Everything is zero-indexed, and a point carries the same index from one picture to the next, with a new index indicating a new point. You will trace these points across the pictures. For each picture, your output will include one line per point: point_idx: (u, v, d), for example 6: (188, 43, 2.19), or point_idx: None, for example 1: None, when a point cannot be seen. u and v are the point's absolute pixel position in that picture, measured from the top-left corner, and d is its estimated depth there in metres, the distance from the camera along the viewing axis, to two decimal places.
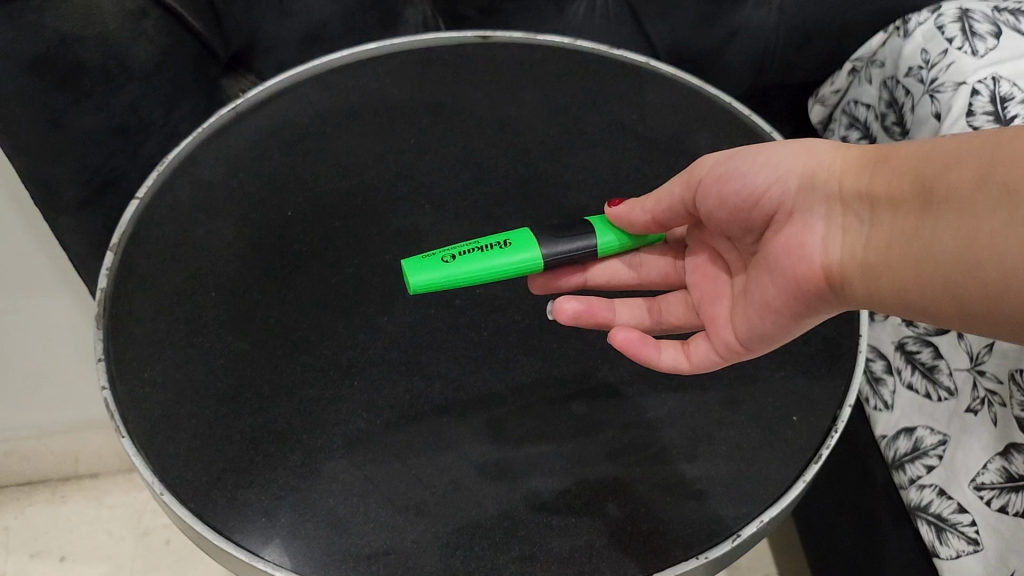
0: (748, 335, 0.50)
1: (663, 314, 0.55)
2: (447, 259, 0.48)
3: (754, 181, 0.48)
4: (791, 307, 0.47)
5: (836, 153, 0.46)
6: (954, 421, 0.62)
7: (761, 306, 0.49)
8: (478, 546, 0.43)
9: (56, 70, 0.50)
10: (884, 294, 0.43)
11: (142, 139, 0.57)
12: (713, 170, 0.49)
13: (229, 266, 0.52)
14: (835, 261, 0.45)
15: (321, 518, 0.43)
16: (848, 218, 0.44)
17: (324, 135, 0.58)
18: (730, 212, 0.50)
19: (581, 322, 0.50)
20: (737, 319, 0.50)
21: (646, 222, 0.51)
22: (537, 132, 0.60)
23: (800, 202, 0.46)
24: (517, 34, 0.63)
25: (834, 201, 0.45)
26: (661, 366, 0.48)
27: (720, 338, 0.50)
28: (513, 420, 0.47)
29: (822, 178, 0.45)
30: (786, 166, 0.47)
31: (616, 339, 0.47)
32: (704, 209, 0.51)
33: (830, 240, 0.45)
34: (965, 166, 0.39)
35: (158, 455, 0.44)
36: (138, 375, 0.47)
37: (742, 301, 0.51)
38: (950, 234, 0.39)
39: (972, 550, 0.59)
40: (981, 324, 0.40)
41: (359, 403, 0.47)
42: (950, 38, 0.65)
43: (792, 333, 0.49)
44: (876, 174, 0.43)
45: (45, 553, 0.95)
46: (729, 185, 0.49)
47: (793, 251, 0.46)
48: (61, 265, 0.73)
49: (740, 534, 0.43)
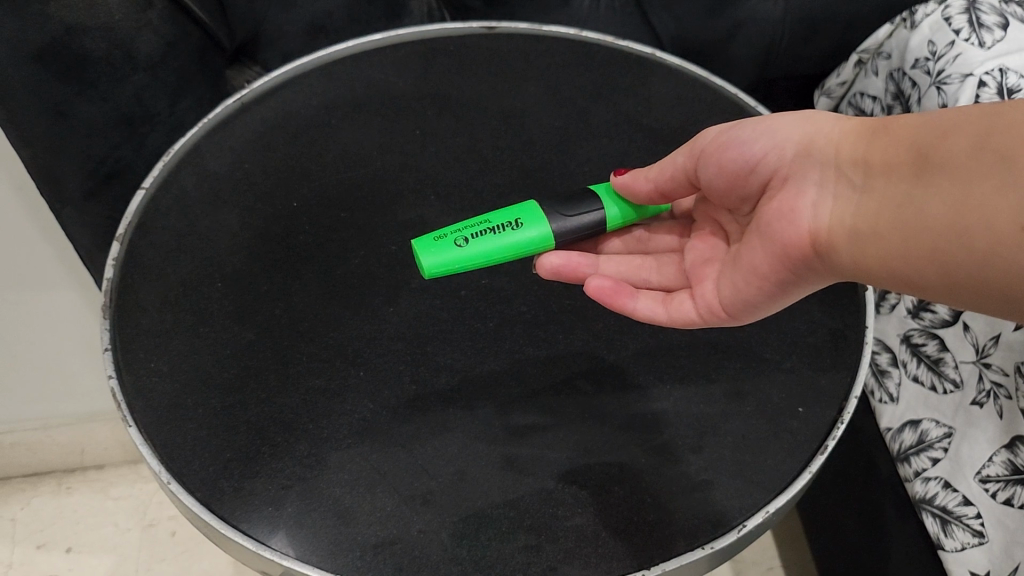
0: (732, 300, 0.50)
1: (654, 275, 0.57)
2: (460, 243, 0.48)
3: (753, 148, 0.49)
4: (777, 274, 0.48)
5: (836, 123, 0.47)
6: (959, 413, 0.62)
7: (748, 271, 0.50)
8: (484, 535, 0.43)
9: (61, 61, 0.50)
10: (869, 260, 0.44)
11: (147, 130, 0.57)
12: (715, 140, 0.51)
13: (234, 258, 0.52)
14: (822, 225, 0.46)
15: (328, 509, 0.43)
16: (839, 183, 0.45)
17: (329, 127, 0.58)
18: (728, 180, 0.51)
19: (562, 277, 0.51)
20: (722, 285, 0.51)
21: (649, 192, 0.52)
22: (542, 123, 0.60)
23: (796, 167, 0.47)
24: (522, 25, 0.63)
25: (828, 168, 0.46)
26: (637, 314, 0.50)
27: (704, 298, 0.51)
28: (520, 410, 0.47)
29: (819, 146, 0.47)
30: (786, 134, 0.48)
31: (590, 287, 0.49)
32: (704, 176, 0.51)
33: (821, 205, 0.46)
34: (961, 134, 0.40)
35: (164, 444, 0.45)
36: (144, 364, 0.47)
37: (731, 266, 0.52)
38: (943, 199, 0.40)
39: (977, 542, 0.59)
40: (965, 293, 0.40)
41: (364, 394, 0.47)
42: (957, 29, 0.65)
43: (780, 304, 0.50)
44: (872, 143, 0.45)
45: (51, 544, 0.95)
46: (728, 153, 0.50)
47: (784, 215, 0.47)
48: (67, 257, 0.73)
49: (745, 525, 0.43)
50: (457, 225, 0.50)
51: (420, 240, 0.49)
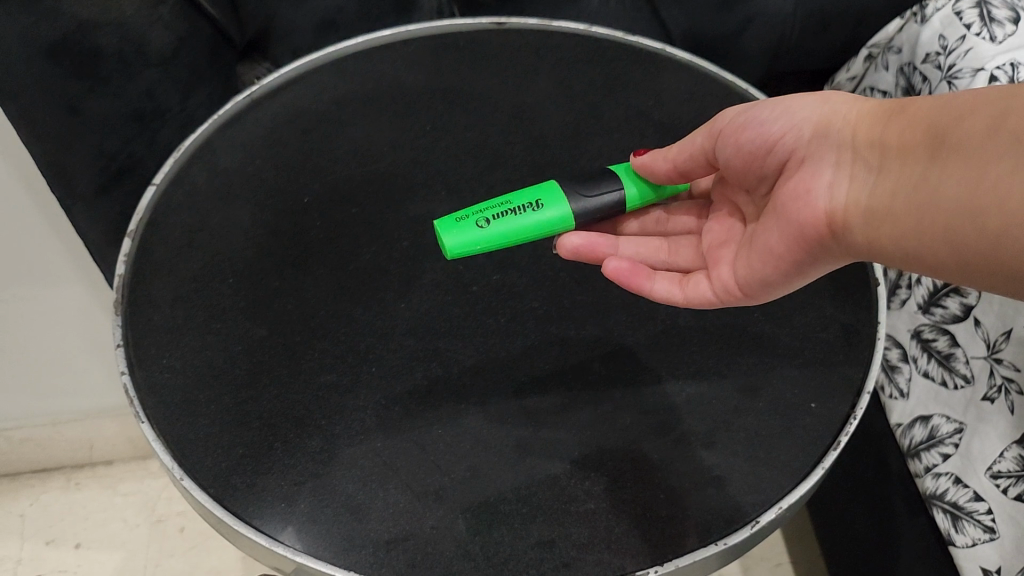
0: (748, 281, 0.50)
1: (672, 255, 0.57)
2: (481, 224, 0.49)
3: (771, 129, 0.49)
4: (793, 255, 0.48)
5: (854, 104, 0.47)
6: (970, 410, 0.61)
7: (764, 253, 0.50)
8: (497, 531, 0.43)
9: (74, 57, 0.50)
10: (884, 241, 0.44)
11: (158, 126, 0.58)
12: (733, 120, 0.51)
13: (246, 253, 0.52)
14: (838, 207, 0.46)
15: (341, 504, 0.43)
16: (856, 166, 0.45)
17: (340, 122, 0.58)
18: (745, 160, 0.51)
19: (581, 256, 0.51)
20: (738, 266, 0.51)
21: (668, 172, 0.52)
22: (552, 118, 0.60)
23: (812, 148, 0.47)
24: (531, 21, 0.63)
25: (844, 150, 0.46)
26: (654, 295, 0.51)
27: (721, 280, 0.52)
28: (533, 406, 0.47)
29: (836, 127, 0.47)
30: (804, 115, 0.48)
31: (609, 269, 0.50)
32: (720, 156, 0.52)
33: (836, 186, 0.46)
34: (976, 116, 0.40)
35: (177, 439, 0.45)
36: (156, 359, 0.47)
37: (747, 248, 0.52)
38: (956, 180, 0.40)
39: (988, 538, 0.59)
40: (978, 276, 0.40)
41: (377, 390, 0.47)
42: (968, 24, 0.64)
43: (796, 284, 0.50)
44: (889, 124, 0.44)
45: (59, 540, 0.96)
46: (746, 133, 0.50)
47: (799, 196, 0.47)
48: (77, 253, 0.73)
49: (758, 521, 0.43)
50: (480, 206, 0.50)
51: (443, 220, 0.49)
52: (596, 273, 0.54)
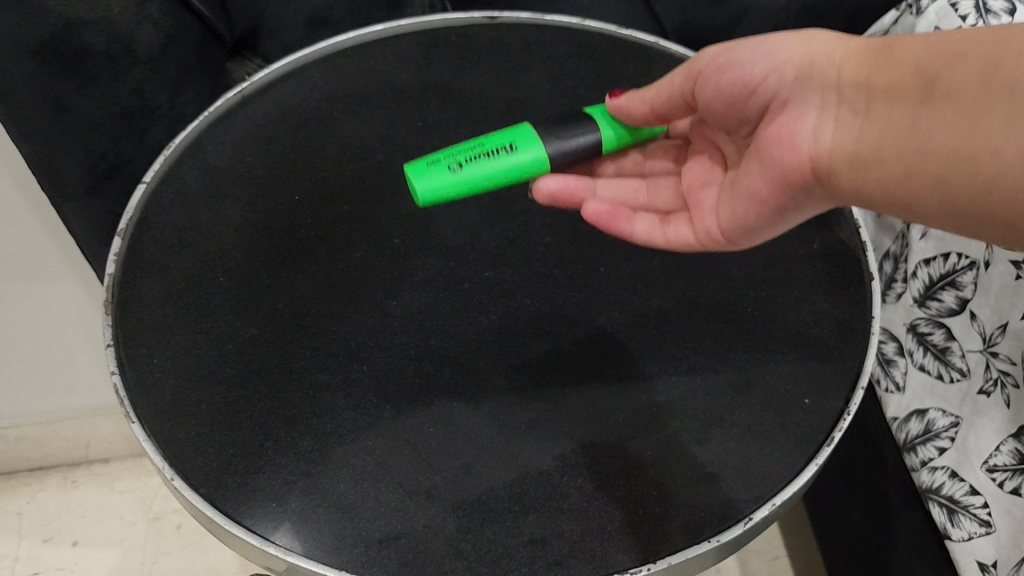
0: (730, 227, 0.52)
1: (651, 197, 0.58)
2: (454, 168, 0.49)
3: (753, 70, 0.49)
4: (776, 199, 0.49)
5: (839, 43, 0.46)
6: (965, 403, 0.61)
7: (747, 197, 0.51)
8: (489, 529, 0.43)
9: (59, 55, 0.49)
10: (869, 185, 0.44)
11: (147, 124, 0.57)
12: (713, 62, 0.50)
13: (237, 251, 0.52)
14: (822, 149, 0.46)
15: (332, 503, 0.43)
16: (840, 107, 0.45)
17: (331, 120, 0.58)
18: (726, 102, 0.51)
19: (557, 200, 0.52)
20: (722, 210, 0.53)
21: (644, 114, 0.52)
22: (545, 112, 0.60)
23: (797, 91, 0.47)
24: (524, 14, 0.62)
25: (829, 93, 0.46)
26: (634, 237, 0.54)
27: (703, 225, 0.54)
28: (525, 404, 0.47)
29: (820, 68, 0.46)
30: (786, 55, 0.47)
31: (587, 213, 0.52)
32: (700, 95, 0.51)
33: (821, 129, 0.46)
34: (969, 58, 0.40)
35: (167, 439, 0.44)
36: (147, 359, 0.47)
37: (728, 192, 0.53)
38: (948, 125, 0.40)
39: (983, 532, 0.59)
40: (967, 222, 0.41)
41: (369, 388, 0.47)
42: (964, 15, 0.63)
43: (778, 225, 0.51)
44: (877, 66, 0.44)
45: (57, 538, 0.96)
46: (729, 75, 0.49)
47: (783, 140, 0.47)
48: (70, 251, 0.73)
49: (751, 518, 0.43)
50: (453, 151, 0.50)
51: (417, 164, 0.50)
52: (589, 269, 0.53)
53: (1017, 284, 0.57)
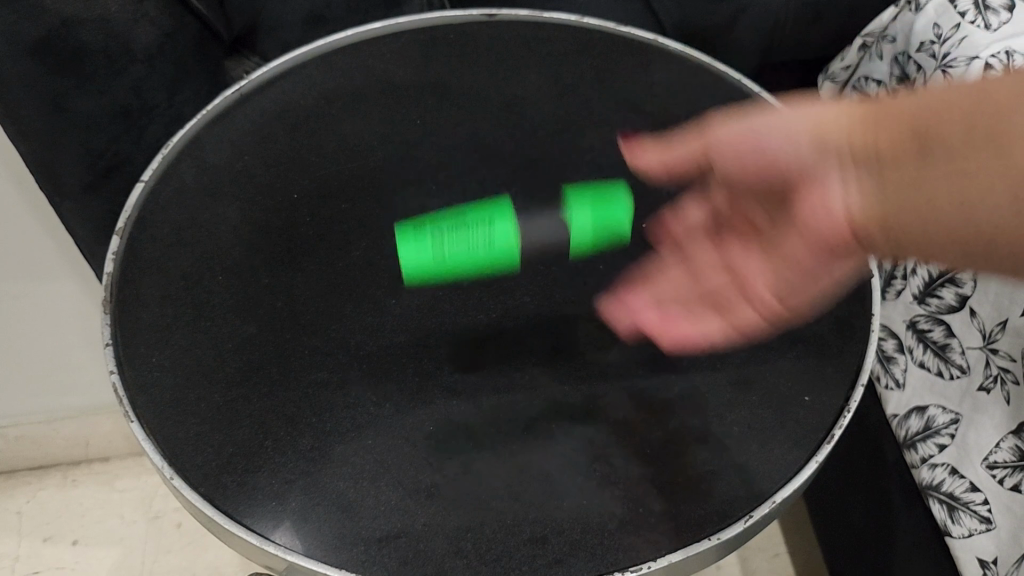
0: (781, 291, 0.49)
1: (702, 280, 0.52)
2: (441, 259, 0.48)
3: (769, 146, 0.47)
4: (821, 259, 0.46)
5: (843, 112, 0.45)
6: (965, 400, 0.61)
7: (794, 266, 0.48)
8: (490, 527, 0.43)
9: (57, 54, 0.49)
10: (908, 246, 0.41)
11: (145, 122, 0.57)
12: (729, 138, 0.49)
13: (236, 250, 0.52)
14: (853, 215, 0.43)
15: (332, 502, 0.43)
16: (858, 169, 0.43)
17: (330, 118, 0.58)
18: (742, 170, 0.49)
19: (610, 314, 0.51)
20: (772, 276, 0.49)
21: (658, 168, 0.52)
22: (544, 110, 0.60)
23: (812, 161, 0.45)
24: (523, 12, 0.62)
25: (843, 157, 0.44)
26: (691, 341, 0.50)
27: (756, 297, 0.50)
28: (525, 402, 0.47)
29: (830, 138, 0.45)
30: (796, 128, 0.46)
31: (633, 325, 0.50)
32: (718, 165, 0.50)
33: (849, 192, 0.43)
34: (960, 111, 0.40)
35: (166, 438, 0.44)
36: (145, 359, 0.47)
37: (775, 254, 0.49)
38: (956, 169, 0.39)
39: (984, 529, 0.59)
40: (1007, 265, 0.39)
41: (368, 386, 0.47)
42: (962, 12, 0.63)
43: (800, 301, 0.49)
44: (878, 125, 0.43)
45: (57, 537, 0.96)
46: (745, 146, 0.48)
47: (815, 210, 0.44)
48: (69, 250, 0.73)
49: (752, 515, 0.43)
50: (433, 231, 0.49)
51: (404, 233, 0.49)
52: (588, 267, 0.53)
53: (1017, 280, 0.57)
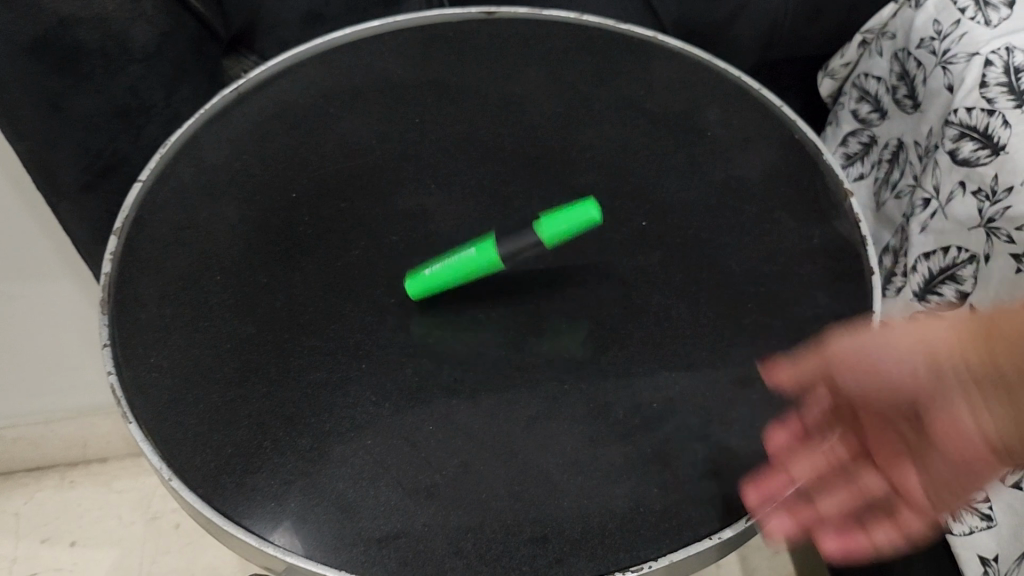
0: (911, 488, 0.49)
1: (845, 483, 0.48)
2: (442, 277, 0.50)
3: (889, 364, 0.45)
4: (964, 476, 0.47)
5: (939, 329, 0.46)
6: None
7: (938, 482, 0.48)
8: (490, 528, 0.42)
9: (54, 53, 0.49)
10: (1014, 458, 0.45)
11: (143, 121, 0.57)
12: (851, 355, 0.44)
13: (233, 249, 0.51)
14: (994, 441, 0.44)
15: (331, 502, 0.43)
16: (987, 402, 0.44)
17: (328, 116, 0.58)
18: (882, 400, 0.46)
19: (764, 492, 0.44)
20: (912, 475, 0.49)
21: (789, 383, 0.46)
22: (542, 108, 0.60)
23: (932, 389, 0.45)
24: (520, 10, 0.64)
25: (968, 386, 0.45)
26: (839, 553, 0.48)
27: (903, 484, 0.49)
28: (525, 401, 0.47)
29: (945, 361, 0.45)
30: (907, 350, 0.45)
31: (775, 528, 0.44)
32: (843, 389, 0.45)
33: (982, 419, 0.44)
34: None
35: (164, 439, 0.44)
36: (143, 359, 0.46)
37: (913, 460, 0.49)
38: None
39: (985, 526, 0.59)
40: None
41: (367, 386, 0.47)
42: (962, 8, 0.63)
43: (944, 508, 0.49)
44: (990, 355, 0.44)
45: (55, 538, 0.95)
46: (873, 371, 0.45)
47: (952, 433, 0.45)
48: (65, 249, 0.73)
49: (753, 515, 0.43)
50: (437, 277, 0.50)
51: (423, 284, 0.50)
52: (588, 266, 0.53)
53: (1017, 277, 0.57)
